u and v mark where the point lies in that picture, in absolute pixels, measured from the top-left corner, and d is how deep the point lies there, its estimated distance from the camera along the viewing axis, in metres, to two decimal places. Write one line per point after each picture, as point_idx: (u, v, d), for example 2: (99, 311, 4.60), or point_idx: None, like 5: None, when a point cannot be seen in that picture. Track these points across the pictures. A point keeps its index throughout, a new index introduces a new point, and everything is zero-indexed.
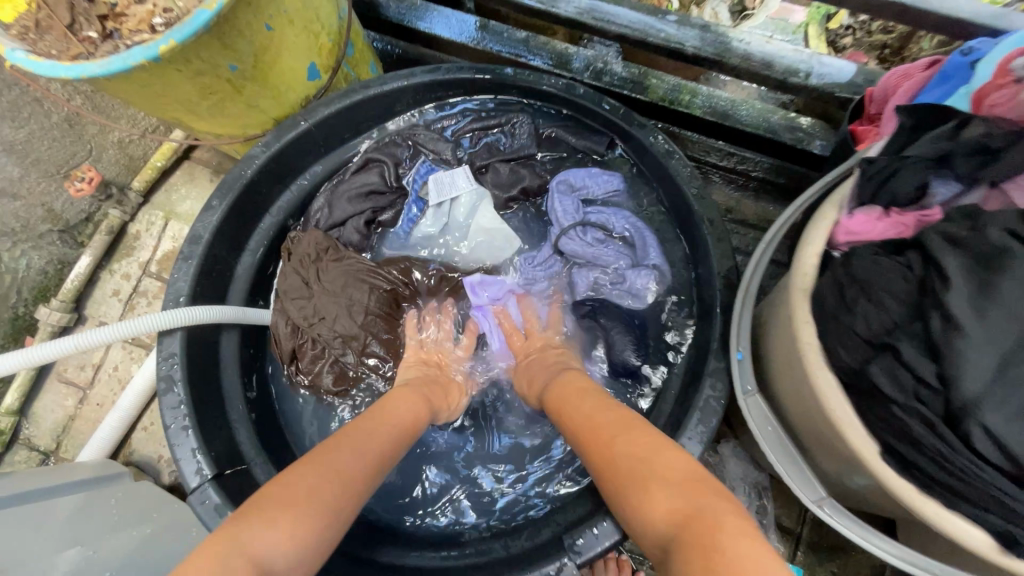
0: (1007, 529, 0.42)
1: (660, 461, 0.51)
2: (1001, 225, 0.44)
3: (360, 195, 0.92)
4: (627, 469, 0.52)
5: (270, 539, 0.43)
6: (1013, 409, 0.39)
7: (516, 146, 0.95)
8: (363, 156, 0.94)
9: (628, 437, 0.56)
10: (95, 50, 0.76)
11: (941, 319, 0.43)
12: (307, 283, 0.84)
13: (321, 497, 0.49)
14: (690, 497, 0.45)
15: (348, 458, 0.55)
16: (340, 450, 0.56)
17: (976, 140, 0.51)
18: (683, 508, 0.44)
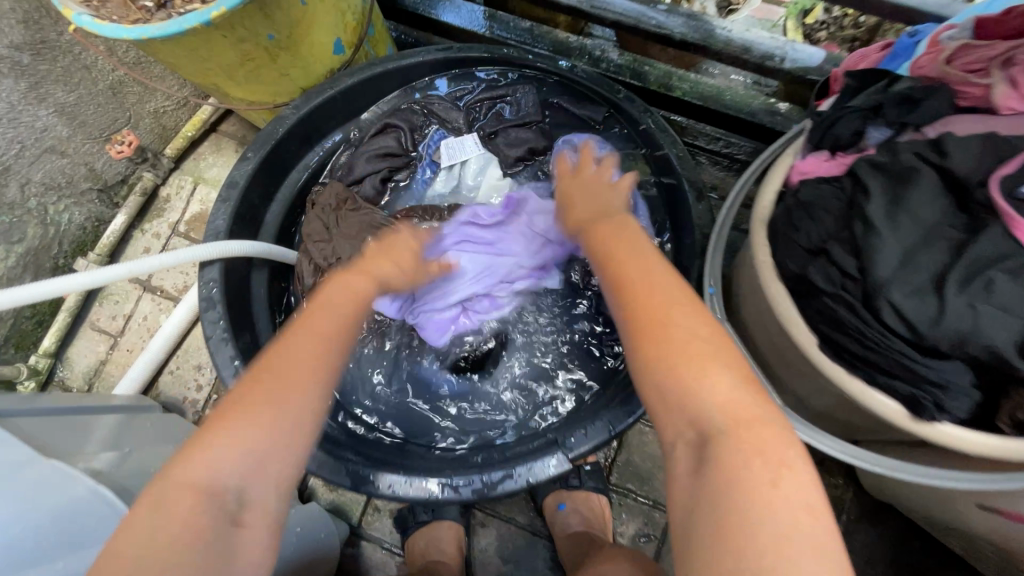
0: (912, 393, 0.52)
1: (694, 345, 0.47)
2: (914, 150, 0.55)
3: (378, 156, 1.03)
4: (673, 342, 0.47)
5: (226, 474, 0.47)
6: (914, 288, 0.49)
7: (519, 115, 1.06)
8: (382, 121, 1.05)
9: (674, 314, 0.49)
10: (151, 17, 0.88)
11: (862, 223, 0.53)
12: (327, 228, 0.95)
13: (258, 427, 0.48)
14: (736, 391, 0.45)
15: (278, 377, 0.51)
16: (275, 372, 0.51)
17: (902, 93, 0.62)
18: (738, 408, 0.44)
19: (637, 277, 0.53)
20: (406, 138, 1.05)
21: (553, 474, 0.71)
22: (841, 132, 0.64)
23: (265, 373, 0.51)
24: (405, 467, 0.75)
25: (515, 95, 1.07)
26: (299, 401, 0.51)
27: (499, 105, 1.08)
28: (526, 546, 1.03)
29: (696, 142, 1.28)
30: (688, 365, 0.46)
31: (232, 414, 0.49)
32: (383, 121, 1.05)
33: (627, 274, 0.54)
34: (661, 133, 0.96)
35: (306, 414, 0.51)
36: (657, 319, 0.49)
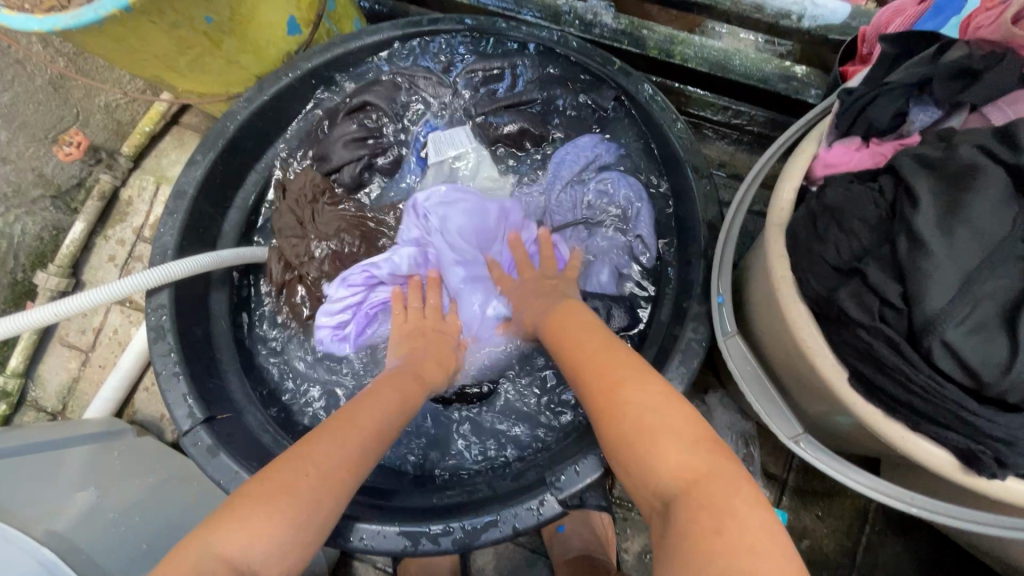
0: (966, 446, 0.43)
1: (623, 397, 0.52)
2: (974, 142, 0.44)
3: (355, 141, 0.90)
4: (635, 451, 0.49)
5: (250, 520, 0.45)
6: (971, 324, 0.41)
7: (516, 92, 0.94)
8: (357, 99, 0.91)
9: (619, 372, 0.55)
10: (68, 3, 0.76)
11: (908, 240, 0.43)
12: (301, 223, 0.85)
13: (294, 486, 0.48)
14: (655, 430, 0.48)
15: (311, 465, 0.49)
16: (296, 452, 0.50)
17: (958, 63, 0.50)
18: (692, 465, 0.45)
19: (578, 332, 0.64)
20: (386, 119, 0.92)
21: (540, 521, 0.65)
22: (878, 116, 0.53)
23: (281, 459, 0.49)
24: (385, 511, 0.71)
25: (513, 69, 0.94)
26: (338, 467, 0.51)
27: (493, 82, 0.95)
28: (526, 563, 0.98)
29: (701, 113, 1.12)
30: (620, 410, 0.51)
31: (266, 484, 0.48)
32: (358, 96, 0.92)
33: (583, 339, 0.62)
34: (659, 110, 0.83)
35: (341, 479, 0.51)
36: (595, 359, 0.58)
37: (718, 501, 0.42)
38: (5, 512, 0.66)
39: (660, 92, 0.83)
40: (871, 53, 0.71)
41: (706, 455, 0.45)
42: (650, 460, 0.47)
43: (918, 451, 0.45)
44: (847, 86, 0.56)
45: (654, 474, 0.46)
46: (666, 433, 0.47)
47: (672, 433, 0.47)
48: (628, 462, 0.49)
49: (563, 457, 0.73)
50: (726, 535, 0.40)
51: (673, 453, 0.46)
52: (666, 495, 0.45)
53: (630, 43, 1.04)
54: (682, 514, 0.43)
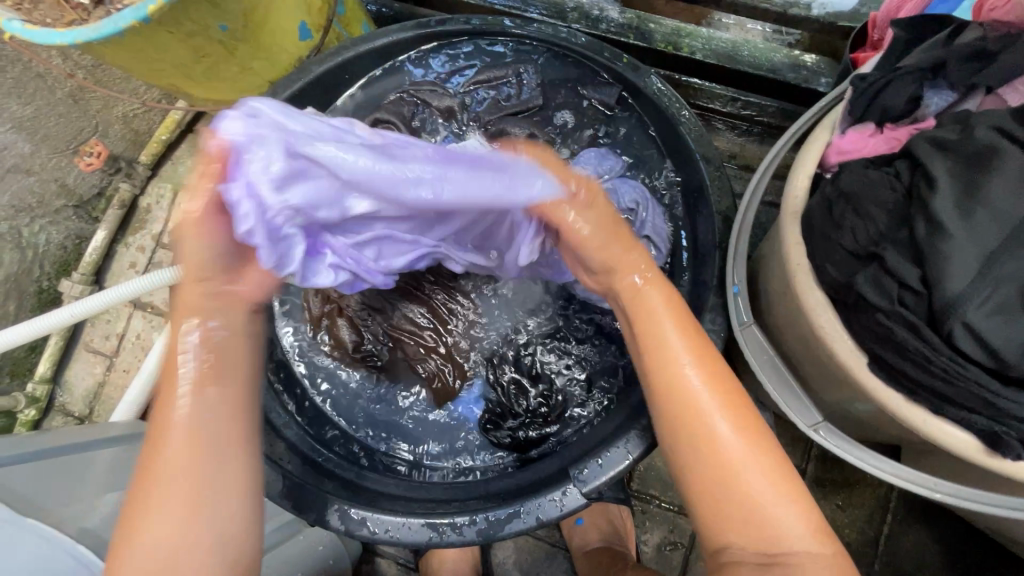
0: (988, 428, 0.43)
1: (711, 424, 0.52)
2: (991, 124, 0.44)
3: None
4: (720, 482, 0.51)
5: (165, 513, 0.47)
6: (992, 306, 0.41)
7: (522, 99, 0.93)
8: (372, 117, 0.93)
9: (716, 401, 0.52)
10: (88, 16, 0.77)
11: (926, 224, 0.43)
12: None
13: (192, 456, 0.48)
14: (752, 461, 0.51)
15: (173, 453, 0.48)
16: (165, 455, 0.48)
17: (971, 45, 0.50)
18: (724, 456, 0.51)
19: (652, 321, 0.57)
20: (400, 131, 0.91)
21: (563, 513, 0.66)
22: (891, 100, 0.53)
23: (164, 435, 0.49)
24: (409, 506, 0.72)
25: (516, 75, 0.94)
26: (202, 440, 0.49)
27: (500, 89, 0.95)
28: (547, 557, 0.98)
29: (710, 105, 1.10)
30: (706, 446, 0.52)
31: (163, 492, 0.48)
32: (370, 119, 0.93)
33: (658, 314, 0.57)
34: (667, 100, 0.83)
35: (211, 477, 0.48)
36: (674, 371, 0.53)
37: (793, 526, 0.50)
38: (42, 511, 0.68)
39: (666, 84, 0.84)
40: (881, 39, 0.71)
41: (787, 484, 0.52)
42: (744, 495, 0.50)
43: (941, 433, 0.46)
44: (859, 72, 0.56)
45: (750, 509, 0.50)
46: (757, 460, 0.51)
47: (753, 460, 0.51)
48: (714, 499, 0.51)
49: (582, 451, 0.73)
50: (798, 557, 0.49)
51: (762, 500, 0.50)
52: (758, 534, 0.50)
53: (637, 37, 1.04)
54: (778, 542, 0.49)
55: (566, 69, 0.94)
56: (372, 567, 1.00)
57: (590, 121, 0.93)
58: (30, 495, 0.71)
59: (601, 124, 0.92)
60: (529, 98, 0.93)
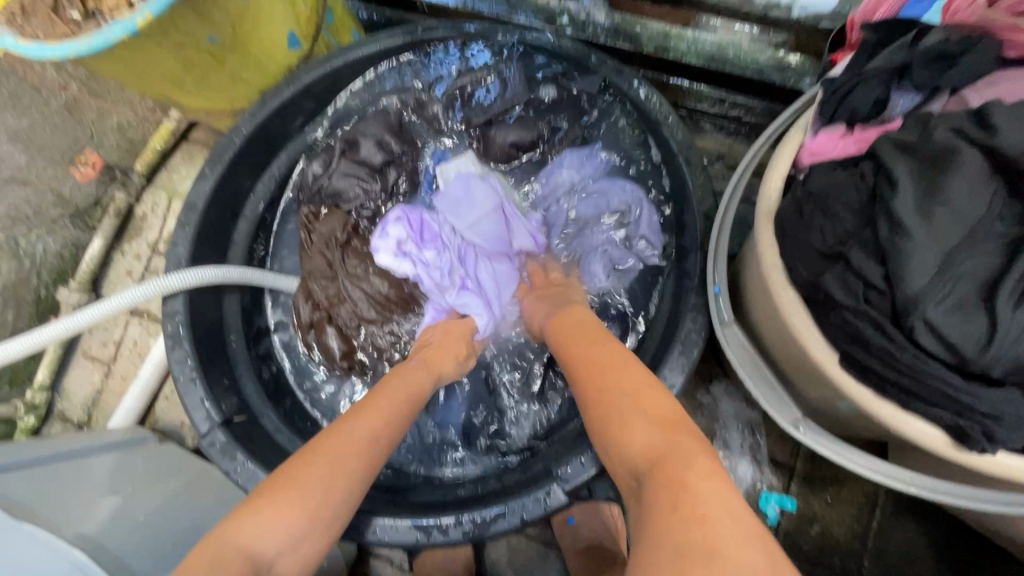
0: (954, 422, 0.44)
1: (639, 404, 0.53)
2: (951, 125, 0.45)
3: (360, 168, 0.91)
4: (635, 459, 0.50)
5: (309, 490, 0.51)
6: (951, 303, 0.42)
7: (507, 98, 0.94)
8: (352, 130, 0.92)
9: (613, 380, 0.58)
10: (78, 31, 0.79)
11: (889, 224, 0.44)
12: (331, 265, 0.88)
13: (335, 474, 0.54)
14: (672, 437, 0.49)
15: (353, 443, 0.56)
16: (344, 448, 0.55)
17: (937, 46, 0.50)
18: (658, 445, 0.48)
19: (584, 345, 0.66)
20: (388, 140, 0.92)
21: (547, 511, 0.67)
22: (860, 102, 0.54)
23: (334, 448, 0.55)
24: (398, 507, 0.73)
25: (499, 75, 0.95)
26: (363, 441, 0.57)
27: (483, 91, 0.95)
28: (539, 557, 0.99)
29: (698, 105, 1.14)
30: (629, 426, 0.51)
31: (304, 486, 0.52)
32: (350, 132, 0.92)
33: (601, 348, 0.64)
34: (653, 103, 0.84)
35: (338, 495, 0.53)
36: (596, 365, 0.61)
37: (703, 483, 0.44)
38: (38, 516, 0.69)
39: (649, 86, 0.84)
40: (858, 40, 0.71)
41: (706, 455, 0.48)
42: (647, 445, 0.49)
43: (909, 427, 0.47)
44: (829, 75, 0.57)
45: (649, 454, 0.48)
46: (657, 421, 0.50)
47: (658, 416, 0.51)
48: (628, 463, 0.50)
49: (568, 451, 0.75)
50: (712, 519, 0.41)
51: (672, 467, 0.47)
52: (653, 469, 0.46)
53: (623, 41, 1.05)
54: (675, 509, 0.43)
55: (548, 69, 0.95)
56: (367, 568, 1.01)
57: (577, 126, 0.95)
58: (28, 500, 0.72)
59: (586, 121, 0.95)
60: (513, 98, 0.94)
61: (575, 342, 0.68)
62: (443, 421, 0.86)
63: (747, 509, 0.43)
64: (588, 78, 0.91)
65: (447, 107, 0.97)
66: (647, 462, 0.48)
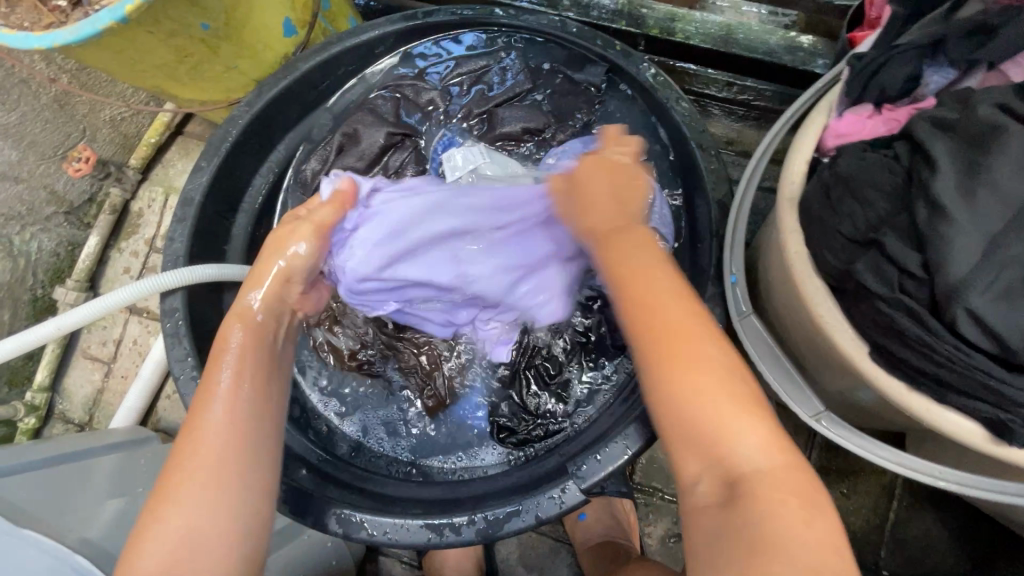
0: (994, 416, 0.42)
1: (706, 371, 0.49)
2: (993, 101, 0.43)
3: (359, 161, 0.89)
4: (711, 432, 0.47)
5: (195, 488, 0.52)
6: (997, 291, 0.39)
7: (507, 86, 0.92)
8: (348, 125, 0.90)
9: (692, 345, 0.50)
10: (66, 19, 0.75)
11: (927, 207, 0.42)
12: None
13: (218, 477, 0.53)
14: (758, 427, 0.47)
15: (213, 447, 0.54)
16: (208, 440, 0.55)
17: (971, 19, 0.48)
18: (766, 443, 0.47)
19: (643, 258, 0.57)
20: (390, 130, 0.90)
21: (562, 510, 0.65)
22: (889, 80, 0.51)
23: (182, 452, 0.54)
24: (408, 506, 0.71)
25: (498, 64, 0.94)
26: (221, 452, 0.54)
27: (483, 80, 0.94)
28: (550, 552, 0.98)
29: (706, 91, 1.09)
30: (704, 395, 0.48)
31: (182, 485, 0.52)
32: (349, 124, 0.91)
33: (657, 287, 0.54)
34: (664, 89, 0.81)
35: (219, 462, 0.54)
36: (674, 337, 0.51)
37: (785, 505, 0.43)
38: (39, 521, 0.68)
39: (664, 73, 0.81)
40: (879, 18, 0.69)
41: (781, 452, 0.47)
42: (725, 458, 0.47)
43: (945, 422, 0.44)
44: (855, 52, 0.54)
45: (728, 468, 0.46)
46: (743, 413, 0.48)
47: (743, 410, 0.48)
48: (694, 448, 0.48)
49: (582, 445, 0.73)
50: (785, 535, 0.42)
51: (744, 446, 0.46)
52: (734, 490, 0.45)
53: (629, 24, 1.02)
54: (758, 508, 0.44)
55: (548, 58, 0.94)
56: (377, 566, 0.99)
57: (580, 118, 0.92)
58: (32, 504, 0.70)
59: (593, 107, 0.91)
60: (514, 86, 0.92)
61: (644, 286, 0.54)
62: (453, 418, 0.84)
63: (816, 496, 0.45)
64: (592, 67, 0.90)
65: (445, 94, 0.94)
66: (723, 477, 0.46)
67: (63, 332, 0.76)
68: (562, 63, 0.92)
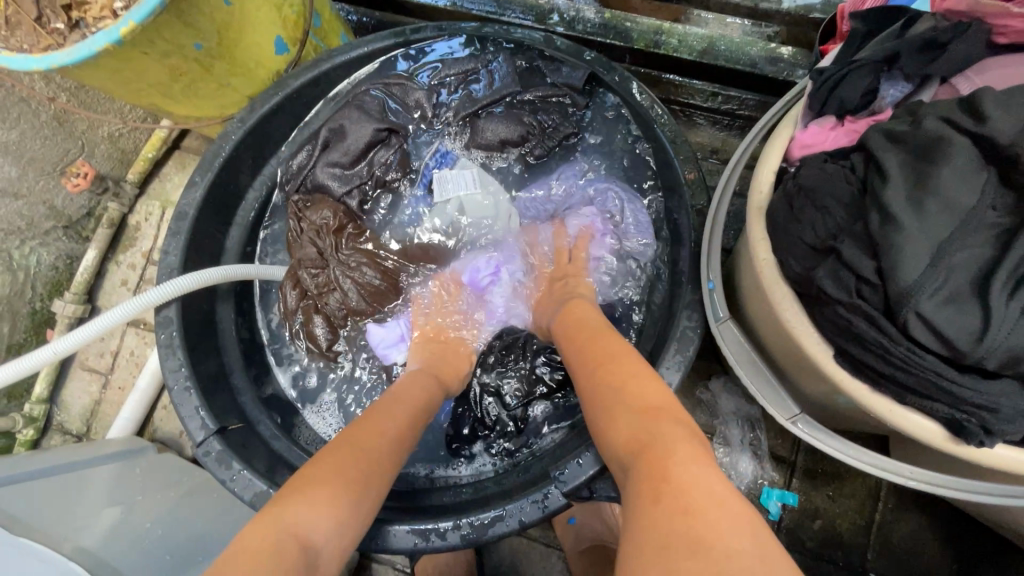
0: (952, 416, 0.44)
1: (625, 381, 0.56)
2: (940, 114, 0.45)
3: (352, 161, 0.91)
4: (617, 421, 0.52)
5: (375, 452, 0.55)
6: (944, 296, 0.41)
7: (495, 89, 0.92)
8: (337, 123, 0.90)
9: (614, 365, 0.59)
10: (64, 41, 0.78)
11: (880, 216, 0.43)
12: (322, 254, 0.88)
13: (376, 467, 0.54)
14: (659, 418, 0.49)
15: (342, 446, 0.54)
16: (382, 440, 0.57)
17: (923, 35, 0.50)
18: (647, 436, 0.48)
19: (587, 325, 0.69)
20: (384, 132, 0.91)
21: (546, 514, 0.66)
22: (848, 94, 0.53)
23: (369, 436, 0.57)
24: (395, 513, 0.72)
25: (486, 67, 0.93)
26: (386, 456, 0.56)
27: (469, 82, 0.95)
28: (541, 558, 0.99)
29: (690, 101, 1.11)
30: (618, 397, 0.54)
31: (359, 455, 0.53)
32: (335, 120, 0.90)
33: (592, 330, 0.68)
34: (647, 105, 0.83)
35: (388, 472, 0.56)
36: (602, 366, 0.60)
37: (695, 468, 0.43)
38: (37, 531, 0.69)
39: (651, 94, 0.83)
40: (849, 31, 0.71)
41: (686, 434, 0.47)
42: (631, 436, 0.49)
43: (905, 422, 0.46)
44: (818, 67, 0.57)
45: (625, 448, 0.49)
46: (639, 412, 0.51)
47: (650, 409, 0.51)
48: (603, 436, 0.53)
49: (567, 450, 0.74)
50: (709, 498, 0.40)
51: (633, 428, 0.50)
52: (633, 465, 0.47)
53: (615, 38, 1.04)
54: (647, 470, 0.44)
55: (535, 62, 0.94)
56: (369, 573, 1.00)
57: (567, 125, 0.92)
58: (29, 514, 0.72)
59: (576, 118, 0.93)
60: (501, 87, 0.92)
61: (586, 330, 0.69)
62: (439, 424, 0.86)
63: (713, 476, 0.42)
64: (577, 73, 0.90)
65: (432, 94, 0.94)
66: (630, 457, 0.48)
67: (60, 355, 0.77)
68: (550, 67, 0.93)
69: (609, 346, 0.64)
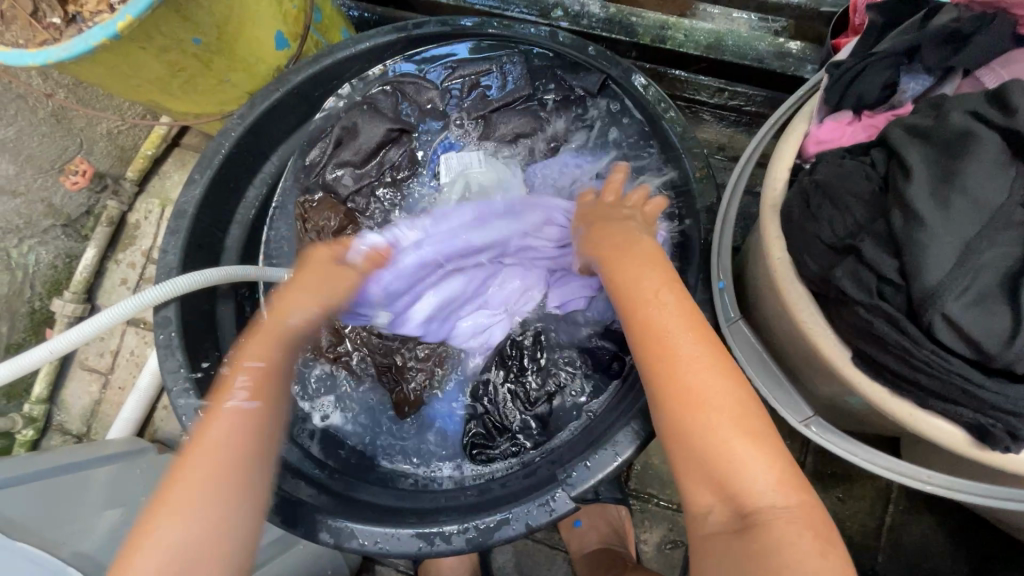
0: (976, 420, 0.43)
1: (711, 413, 0.51)
2: (966, 108, 0.43)
3: (363, 156, 0.90)
4: (720, 473, 0.50)
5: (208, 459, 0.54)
6: (971, 297, 0.40)
7: (508, 91, 0.92)
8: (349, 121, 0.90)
9: (694, 371, 0.52)
10: (60, 36, 0.76)
11: (903, 214, 0.42)
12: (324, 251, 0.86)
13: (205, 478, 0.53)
14: (746, 445, 0.50)
15: (213, 454, 0.55)
16: (210, 447, 0.55)
17: (946, 26, 0.49)
18: (775, 484, 0.49)
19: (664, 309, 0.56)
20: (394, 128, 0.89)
21: (552, 518, 0.65)
22: (867, 88, 0.52)
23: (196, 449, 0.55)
24: (399, 516, 0.71)
25: (500, 69, 0.94)
26: (239, 443, 0.56)
27: (483, 84, 0.94)
28: (546, 560, 0.98)
29: (697, 97, 1.09)
30: (702, 439, 0.50)
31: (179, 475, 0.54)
32: (347, 118, 0.90)
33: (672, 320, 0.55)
34: (655, 102, 0.82)
35: (241, 475, 0.55)
36: (692, 375, 0.52)
37: (797, 536, 0.46)
38: (35, 535, 0.68)
39: (660, 90, 0.81)
40: (862, 24, 0.69)
41: (793, 488, 0.49)
42: (734, 480, 0.49)
43: (927, 426, 0.45)
44: (833, 60, 0.55)
45: (734, 502, 0.49)
46: (746, 444, 0.50)
47: (746, 451, 0.50)
48: (698, 476, 0.51)
49: (573, 452, 0.73)
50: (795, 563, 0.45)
51: (750, 478, 0.49)
52: (742, 518, 0.48)
53: (621, 33, 1.02)
54: (762, 541, 0.46)
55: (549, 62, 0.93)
56: None
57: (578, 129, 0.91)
58: (27, 517, 0.71)
59: (587, 120, 0.92)
60: (513, 90, 0.92)
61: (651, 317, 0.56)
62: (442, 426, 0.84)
63: (826, 530, 0.47)
64: (589, 77, 0.90)
65: (443, 96, 0.93)
66: (735, 509, 0.49)
67: (56, 356, 0.74)
68: (563, 71, 0.92)
69: (685, 338, 0.54)
